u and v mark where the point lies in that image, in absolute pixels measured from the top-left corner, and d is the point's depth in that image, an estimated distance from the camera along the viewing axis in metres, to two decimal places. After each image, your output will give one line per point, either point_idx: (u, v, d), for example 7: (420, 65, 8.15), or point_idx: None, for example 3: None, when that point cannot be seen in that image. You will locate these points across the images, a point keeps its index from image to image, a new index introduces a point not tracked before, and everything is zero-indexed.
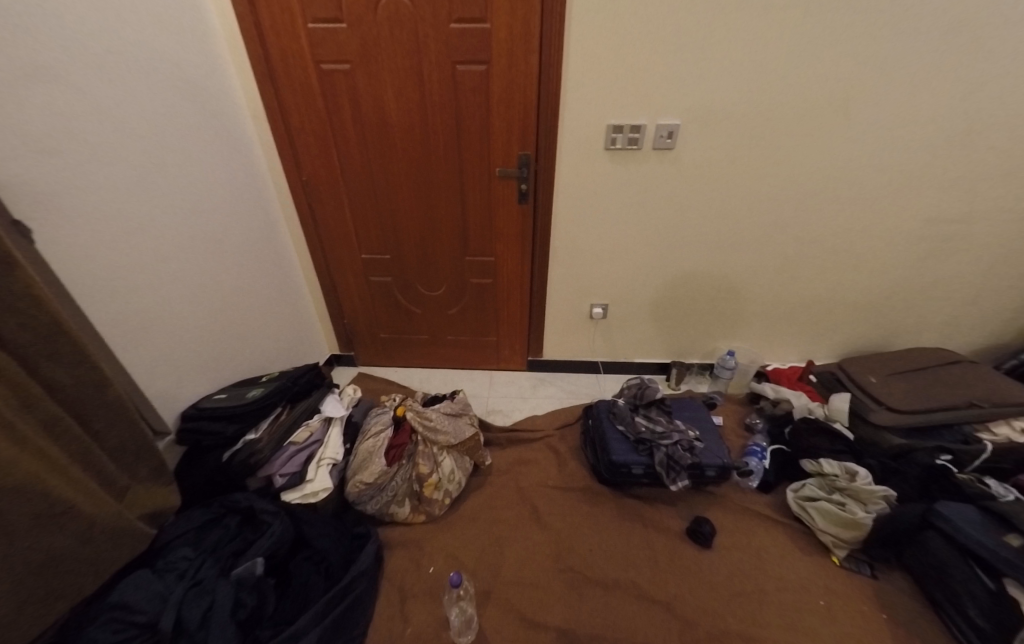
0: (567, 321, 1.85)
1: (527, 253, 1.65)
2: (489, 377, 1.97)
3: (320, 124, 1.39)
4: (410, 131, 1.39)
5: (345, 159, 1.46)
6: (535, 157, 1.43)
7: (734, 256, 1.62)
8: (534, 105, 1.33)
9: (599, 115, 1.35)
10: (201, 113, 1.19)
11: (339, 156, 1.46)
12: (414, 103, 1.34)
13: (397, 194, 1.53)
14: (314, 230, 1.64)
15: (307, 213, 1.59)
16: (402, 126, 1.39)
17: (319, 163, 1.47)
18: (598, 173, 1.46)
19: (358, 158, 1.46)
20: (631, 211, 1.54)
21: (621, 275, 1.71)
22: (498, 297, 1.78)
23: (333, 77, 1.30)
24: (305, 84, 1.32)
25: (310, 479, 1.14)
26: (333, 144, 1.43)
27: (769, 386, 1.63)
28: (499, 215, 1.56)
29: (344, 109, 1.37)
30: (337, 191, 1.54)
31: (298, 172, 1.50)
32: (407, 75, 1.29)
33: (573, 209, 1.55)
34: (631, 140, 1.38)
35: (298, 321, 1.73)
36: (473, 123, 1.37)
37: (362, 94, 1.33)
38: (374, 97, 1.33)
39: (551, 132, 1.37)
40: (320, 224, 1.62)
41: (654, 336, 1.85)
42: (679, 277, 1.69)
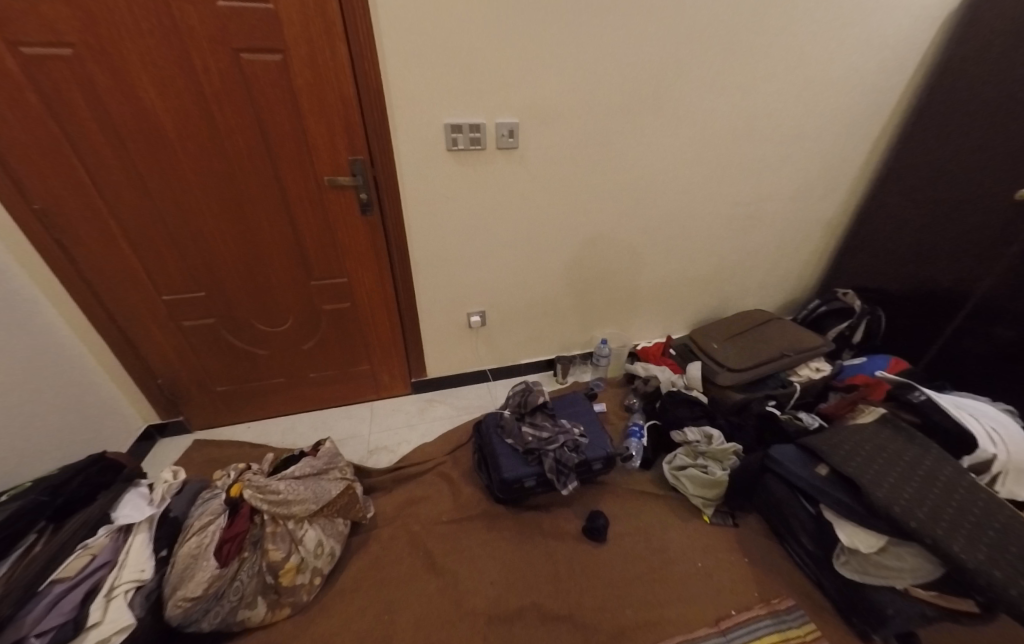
0: (445, 334, 1.72)
1: (385, 269, 1.47)
2: (369, 409, 1.76)
3: (48, 131, 1.03)
4: (194, 137, 1.11)
5: (103, 175, 1.11)
6: (370, 162, 1.26)
7: (594, 249, 1.68)
8: (354, 104, 1.15)
9: (433, 114, 1.23)
10: None
11: (92, 173, 1.10)
12: (190, 101, 1.06)
13: (195, 216, 1.22)
14: (78, 272, 1.23)
15: (57, 252, 1.18)
16: (180, 131, 1.09)
17: (61, 183, 1.10)
18: (446, 176, 1.35)
19: (122, 173, 1.12)
20: (488, 213, 1.47)
21: (493, 279, 1.64)
22: (361, 320, 1.57)
23: (48, 66, 0.96)
24: (3, 75, 0.95)
25: (95, 623, 0.83)
26: (76, 157, 1.07)
27: (640, 365, 1.74)
28: (341, 230, 1.35)
29: (83, 111, 1.02)
30: (99, 218, 1.16)
31: (25, 197, 1.09)
32: (170, 66, 1.01)
33: (427, 216, 1.42)
34: (473, 139, 1.29)
35: (80, 401, 1.29)
36: (280, 125, 1.14)
37: (104, 89, 1.01)
38: (127, 94, 1.02)
39: (382, 135, 1.21)
40: (84, 265, 1.22)
41: (535, 335, 1.85)
42: (549, 275, 1.70)
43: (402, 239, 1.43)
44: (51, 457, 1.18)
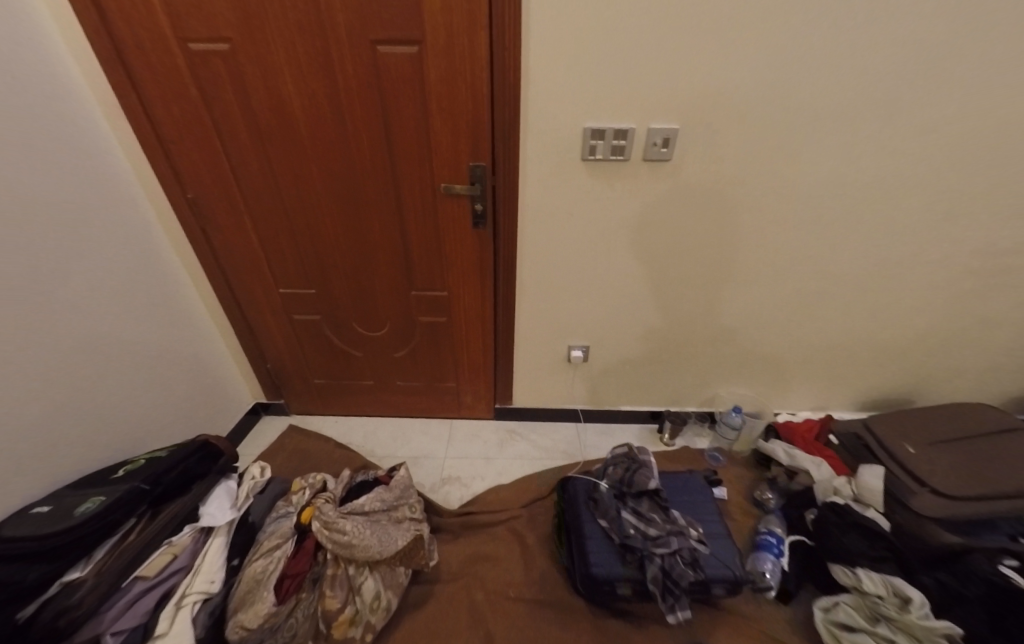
0: (540, 365, 1.52)
1: (487, 288, 1.32)
2: (447, 429, 1.65)
3: (203, 125, 1.06)
4: (322, 135, 1.06)
5: (242, 170, 1.13)
6: (492, 171, 1.09)
7: (740, 291, 1.32)
8: (487, 104, 0.99)
9: (572, 116, 1.01)
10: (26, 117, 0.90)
11: (234, 167, 1.13)
12: (324, 97, 1.00)
13: (315, 215, 1.20)
14: (215, 259, 1.31)
15: (200, 237, 1.26)
16: (310, 128, 1.05)
17: (209, 175, 1.14)
18: (573, 190, 1.13)
19: (258, 168, 1.13)
20: (613, 237, 1.22)
21: (605, 314, 1.38)
22: (455, 338, 1.45)
23: (208, 62, 0.97)
24: (173, 72, 0.99)
25: (160, 634, 0.81)
26: (222, 150, 1.10)
27: (781, 447, 1.34)
28: (450, 242, 1.22)
29: (232, 106, 1.03)
30: (234, 210, 1.20)
31: (181, 186, 1.17)
32: (310, 62, 0.96)
33: (543, 235, 1.22)
34: (614, 148, 1.05)
35: (199, 373, 1.42)
36: (406, 125, 1.03)
37: (250, 84, 1.00)
38: (270, 91, 1.00)
39: (512, 141, 1.04)
40: (219, 252, 1.29)
41: (643, 383, 1.54)
42: (676, 317, 1.39)
43: (511, 258, 1.25)
44: (168, 423, 1.29)
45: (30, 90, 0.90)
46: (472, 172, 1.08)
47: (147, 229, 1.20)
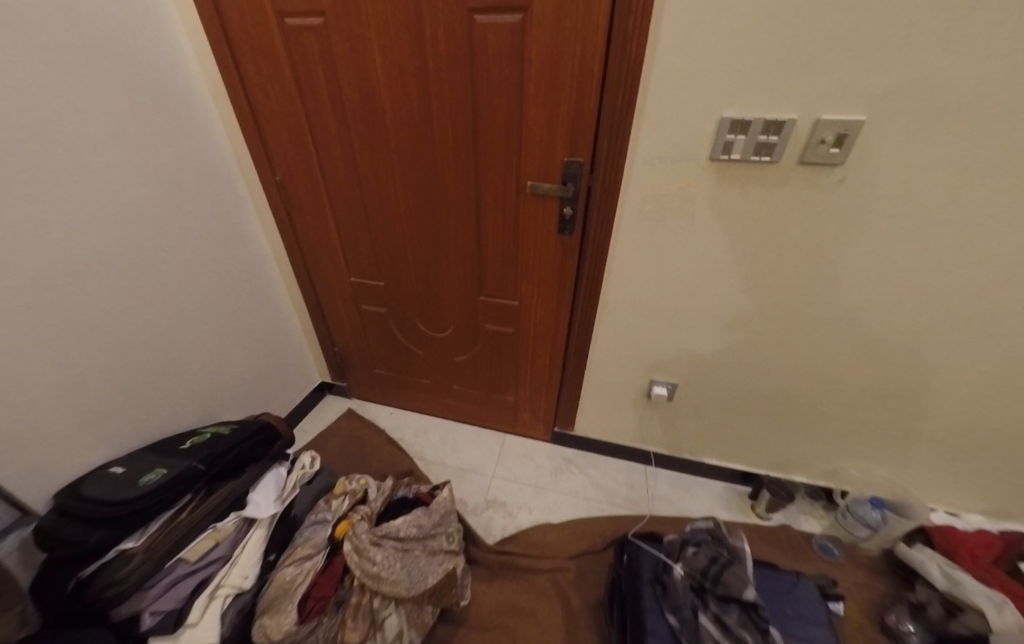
0: (612, 396, 1.32)
1: (563, 304, 1.15)
2: (500, 444, 1.56)
3: (294, 106, 1.02)
4: (405, 120, 0.96)
5: (325, 153, 1.09)
6: (590, 169, 0.90)
7: (910, 352, 0.96)
8: (597, 88, 0.79)
9: (705, 104, 0.77)
10: (135, 96, 0.92)
11: (319, 150, 1.09)
12: (411, 77, 0.89)
13: (391, 206, 1.12)
14: (296, 242, 1.31)
15: (284, 219, 1.27)
16: (393, 112, 0.95)
17: (297, 157, 1.12)
18: (690, 198, 0.88)
19: (341, 153, 1.07)
20: (734, 263, 0.95)
21: (704, 352, 1.12)
22: (520, 351, 1.31)
23: (301, 38, 0.92)
24: (269, 49, 0.96)
25: (192, 623, 0.81)
26: (309, 133, 1.06)
27: (933, 560, 1.02)
28: (528, 248, 1.06)
29: (321, 87, 0.98)
30: (317, 195, 1.18)
31: (272, 168, 1.16)
32: (401, 36, 0.85)
33: (639, 251, 0.99)
34: (760, 147, 0.77)
35: (273, 349, 1.46)
36: (496, 111, 0.88)
37: (339, 63, 0.92)
38: (358, 69, 0.92)
39: (621, 135, 0.83)
40: (300, 235, 1.29)
41: (739, 439, 1.26)
42: (803, 370, 1.07)
43: (597, 273, 1.06)
44: (241, 396, 1.35)
45: (139, 72, 0.92)
46: (566, 170, 0.90)
47: (237, 208, 1.23)
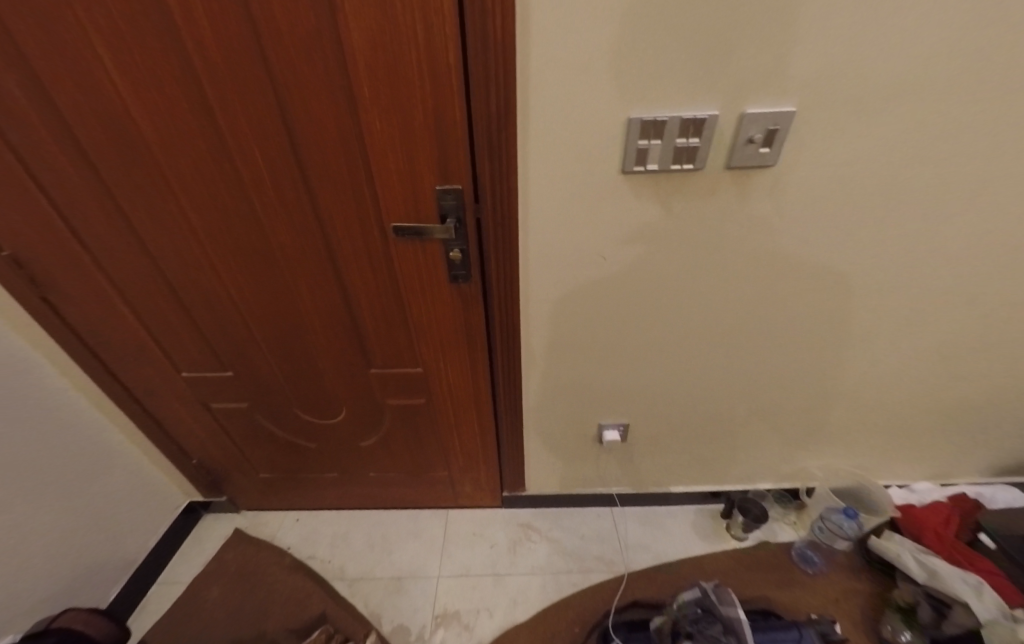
0: (562, 447, 1.12)
1: (478, 362, 0.90)
2: (443, 526, 1.29)
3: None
4: (189, 153, 0.63)
5: (77, 212, 0.71)
6: (475, 198, 0.66)
7: (850, 346, 0.91)
8: (461, 89, 0.56)
9: (606, 104, 0.58)
10: None
11: (65, 208, 0.70)
12: (174, 89, 0.57)
13: (210, 273, 0.79)
14: (79, 338, 0.89)
15: (45, 312, 0.84)
16: (165, 144, 0.63)
17: (29, 223, 0.71)
18: (607, 221, 0.69)
19: (102, 209, 0.71)
20: (668, 288, 0.80)
21: (652, 385, 0.97)
22: (439, 423, 1.04)
23: None
24: None
25: None
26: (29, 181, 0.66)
27: (906, 548, 0.99)
28: (415, 305, 0.79)
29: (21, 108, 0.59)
30: (88, 272, 0.78)
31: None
32: (129, 21, 0.51)
33: (559, 291, 0.79)
34: (679, 153, 0.61)
35: (87, 495, 1.02)
36: (325, 130, 0.60)
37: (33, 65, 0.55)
38: (77, 79, 0.56)
39: (507, 151, 0.61)
40: (83, 328, 0.88)
41: (701, 461, 1.15)
42: (754, 382, 0.97)
43: (513, 322, 0.83)
44: (25, 589, 0.91)
45: None
46: (442, 203, 0.66)
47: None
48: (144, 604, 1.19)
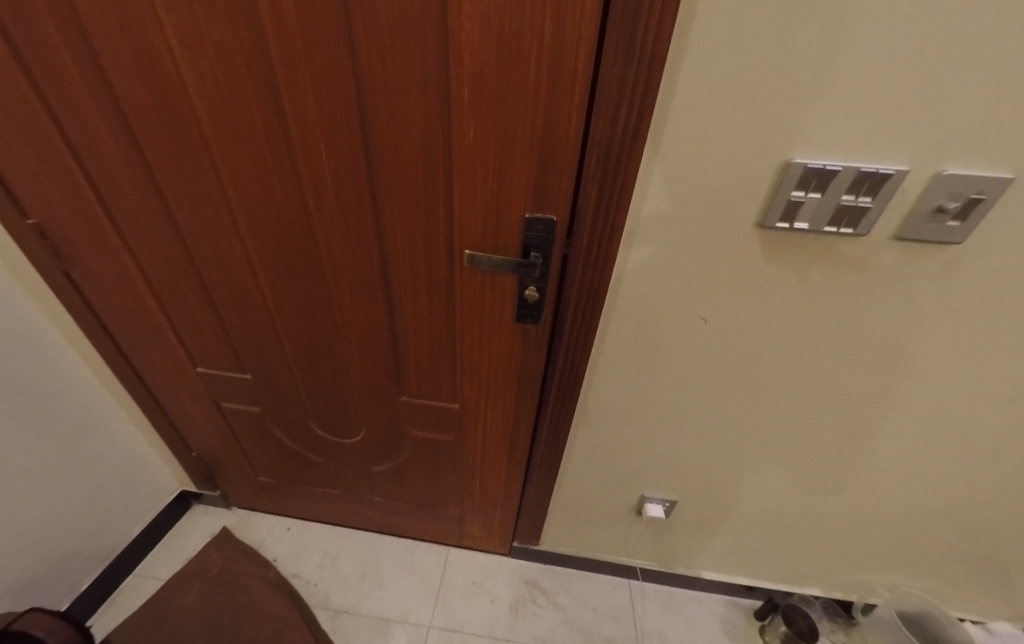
0: (593, 509, 0.99)
1: (522, 409, 0.79)
2: (441, 566, 1.17)
3: (22, 96, 0.54)
4: (244, 138, 0.54)
5: (110, 182, 0.61)
6: (567, 231, 0.55)
7: (970, 463, 0.75)
8: (583, 104, 0.45)
9: (761, 145, 0.46)
10: None
11: (99, 179, 0.61)
12: (242, 60, 0.48)
13: (245, 272, 0.69)
14: (94, 313, 0.81)
15: (61, 282, 0.75)
16: (219, 123, 0.53)
17: (58, 189, 0.63)
18: (719, 278, 0.58)
19: (138, 186, 0.61)
20: (768, 363, 0.66)
21: (716, 464, 0.84)
22: (462, 463, 0.93)
23: None
24: None
25: None
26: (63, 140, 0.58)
27: None
28: (467, 340, 0.69)
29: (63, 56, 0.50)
30: (112, 247, 0.69)
31: (15, 205, 0.65)
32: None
33: (637, 347, 0.68)
34: (841, 214, 0.48)
35: (75, 475, 0.94)
36: (406, 133, 0.50)
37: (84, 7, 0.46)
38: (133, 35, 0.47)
39: (621, 185, 0.49)
40: (99, 304, 0.79)
41: (750, 552, 0.99)
42: (838, 482, 0.82)
43: (577, 376, 0.71)
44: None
45: None
46: (528, 234, 0.55)
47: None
48: (114, 597, 1.08)
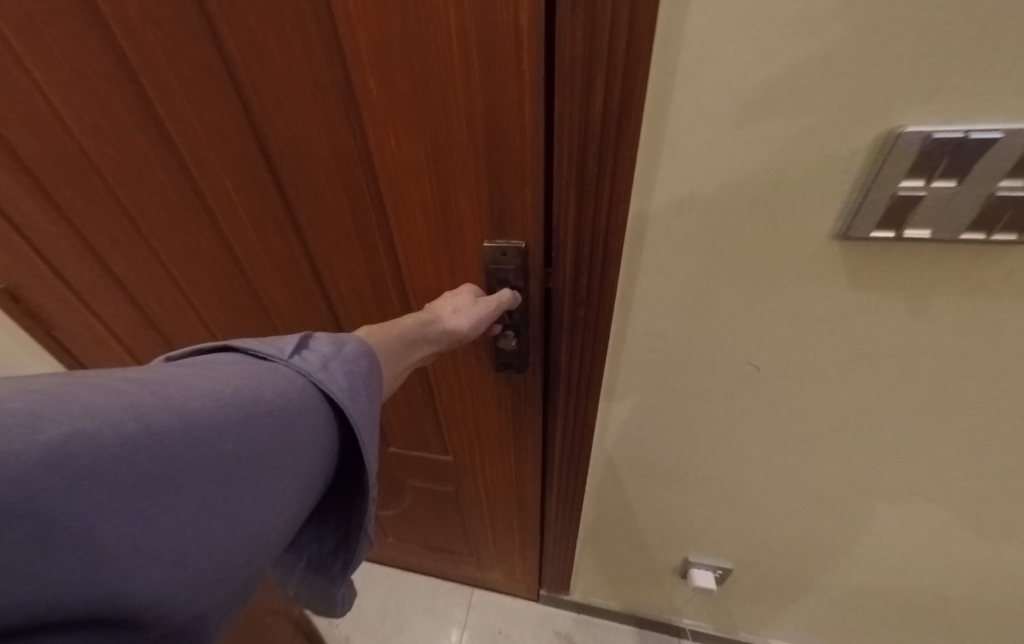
0: (627, 565, 0.83)
1: (525, 465, 0.65)
2: (464, 607, 1.07)
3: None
4: (152, 180, 0.45)
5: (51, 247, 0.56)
6: (547, 262, 0.40)
7: None
8: (539, 78, 0.29)
9: (832, 115, 0.29)
10: None
11: (34, 243, 0.55)
12: (117, 83, 0.39)
13: (201, 328, 0.62)
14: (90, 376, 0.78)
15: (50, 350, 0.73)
16: (121, 165, 0.45)
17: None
18: (776, 312, 0.40)
19: (73, 246, 0.55)
20: (864, 420, 0.46)
21: (783, 535, 0.64)
22: (469, 513, 0.81)
23: None
24: None
25: None
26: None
27: None
28: (444, 391, 0.56)
29: None
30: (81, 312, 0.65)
31: None
32: None
33: (665, 397, 0.51)
34: (997, 213, 0.28)
35: None
36: (317, 152, 0.38)
37: None
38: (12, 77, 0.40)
39: (612, 197, 0.33)
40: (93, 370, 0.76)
41: (841, 632, 0.77)
42: (970, 576, 0.59)
43: (585, 432, 0.56)
44: None
45: None
46: (489, 266, 0.40)
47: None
48: None
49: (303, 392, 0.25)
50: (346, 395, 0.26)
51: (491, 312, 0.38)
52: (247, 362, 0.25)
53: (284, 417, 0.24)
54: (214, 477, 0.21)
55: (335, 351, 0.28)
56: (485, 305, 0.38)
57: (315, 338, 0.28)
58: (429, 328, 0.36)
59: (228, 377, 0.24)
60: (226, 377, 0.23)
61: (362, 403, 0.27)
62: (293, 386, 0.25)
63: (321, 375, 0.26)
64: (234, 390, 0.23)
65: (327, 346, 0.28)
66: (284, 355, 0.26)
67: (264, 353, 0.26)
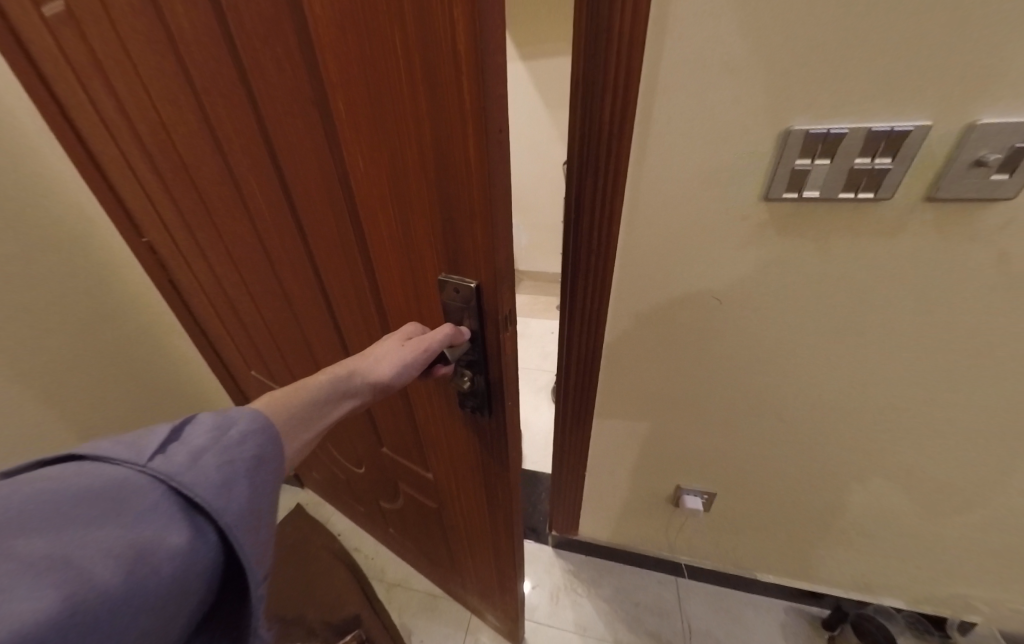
0: (628, 502, 0.92)
1: (495, 510, 0.64)
2: (464, 628, 1.05)
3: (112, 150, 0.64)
4: (211, 173, 0.53)
5: (172, 226, 0.70)
6: (499, 306, 0.39)
7: None
8: (480, 108, 0.29)
9: (755, 117, 0.43)
10: None
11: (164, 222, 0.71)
12: (191, 113, 0.48)
13: (253, 305, 0.72)
14: (197, 325, 0.96)
15: (173, 298, 0.91)
16: (202, 175, 0.55)
17: (151, 225, 0.75)
18: (730, 251, 0.53)
19: (183, 228, 0.69)
20: (809, 336, 0.57)
21: (765, 460, 0.72)
22: (452, 536, 0.83)
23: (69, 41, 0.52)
24: (50, 57, 0.57)
25: None
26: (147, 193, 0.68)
27: None
28: (422, 412, 0.61)
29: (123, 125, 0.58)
30: (191, 277, 0.80)
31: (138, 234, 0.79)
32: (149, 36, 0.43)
33: (652, 331, 0.63)
34: (856, 179, 0.44)
35: None
36: (308, 167, 0.43)
37: (116, 80, 0.52)
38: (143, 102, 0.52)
39: (615, 171, 0.49)
40: (199, 319, 0.94)
41: (819, 562, 0.85)
42: (917, 492, 0.67)
43: (595, 369, 0.69)
44: None
45: None
46: (447, 302, 0.41)
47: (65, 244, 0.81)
48: None
49: (161, 506, 0.24)
50: (215, 493, 0.25)
51: (424, 354, 0.41)
52: (96, 482, 0.24)
53: (153, 533, 0.23)
54: (83, 625, 0.20)
55: (211, 446, 0.27)
56: (418, 348, 0.41)
57: (189, 429, 0.27)
58: (352, 381, 0.40)
59: (57, 516, 0.22)
60: (54, 518, 0.22)
61: (238, 501, 0.26)
62: (149, 499, 0.24)
63: (188, 475, 0.25)
64: (56, 541, 0.21)
65: (203, 436, 0.27)
66: (143, 461, 0.25)
67: (123, 459, 0.25)
